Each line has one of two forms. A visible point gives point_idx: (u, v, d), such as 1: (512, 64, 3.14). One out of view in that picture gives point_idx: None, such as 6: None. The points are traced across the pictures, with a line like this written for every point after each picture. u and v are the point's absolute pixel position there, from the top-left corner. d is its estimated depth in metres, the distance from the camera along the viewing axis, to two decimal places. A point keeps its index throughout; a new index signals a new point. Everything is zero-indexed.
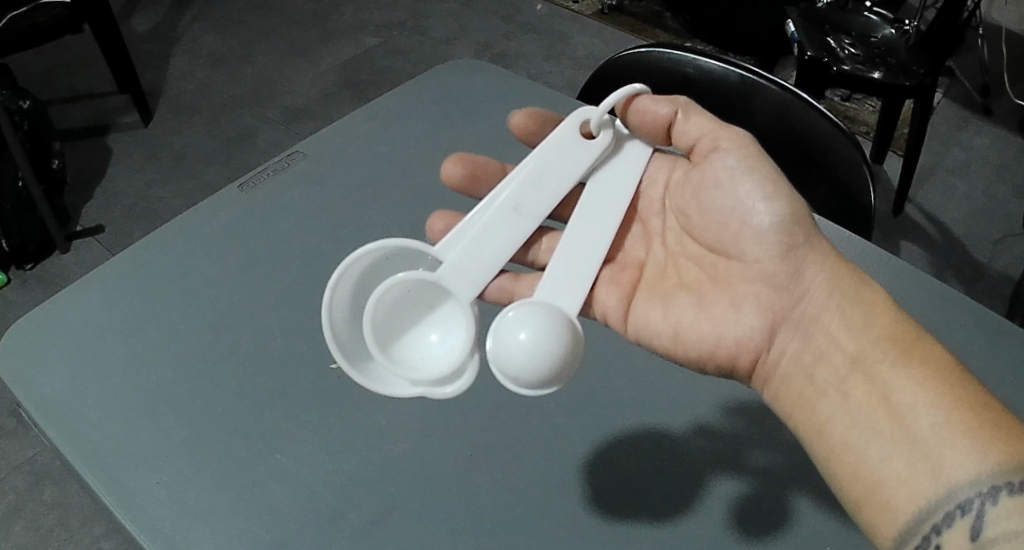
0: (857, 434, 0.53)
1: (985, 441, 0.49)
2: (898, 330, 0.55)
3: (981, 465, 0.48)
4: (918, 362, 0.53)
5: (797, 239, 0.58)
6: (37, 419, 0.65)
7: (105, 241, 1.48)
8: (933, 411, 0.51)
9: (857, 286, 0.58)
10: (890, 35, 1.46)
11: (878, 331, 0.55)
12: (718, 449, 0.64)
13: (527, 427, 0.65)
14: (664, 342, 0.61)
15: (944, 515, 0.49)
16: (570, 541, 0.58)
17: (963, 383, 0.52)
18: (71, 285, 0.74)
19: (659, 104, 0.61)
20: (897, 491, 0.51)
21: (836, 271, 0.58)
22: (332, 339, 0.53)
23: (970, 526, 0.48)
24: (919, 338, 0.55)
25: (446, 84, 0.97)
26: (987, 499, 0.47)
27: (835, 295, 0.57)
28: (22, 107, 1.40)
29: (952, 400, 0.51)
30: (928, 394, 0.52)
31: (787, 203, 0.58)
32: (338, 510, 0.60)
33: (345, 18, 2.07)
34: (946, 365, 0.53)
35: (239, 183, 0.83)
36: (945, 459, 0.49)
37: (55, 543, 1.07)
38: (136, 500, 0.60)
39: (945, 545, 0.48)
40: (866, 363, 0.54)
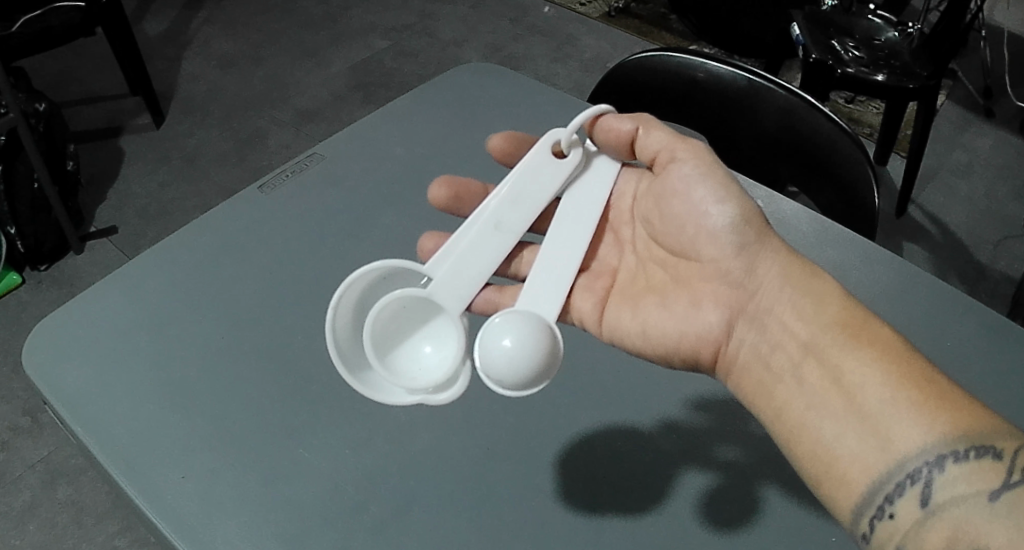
0: (809, 416, 0.54)
1: (929, 413, 0.50)
2: (846, 314, 0.56)
3: (926, 436, 0.50)
4: (865, 343, 0.54)
5: (749, 234, 0.60)
6: (63, 416, 0.67)
7: (119, 242, 1.50)
8: (880, 389, 0.52)
9: (808, 274, 0.59)
10: (894, 38, 1.48)
11: (828, 317, 0.56)
12: (685, 445, 0.65)
13: (538, 425, 0.66)
14: (635, 342, 0.63)
15: (895, 485, 0.50)
16: (584, 536, 0.60)
17: (909, 361, 0.53)
18: (92, 286, 0.76)
19: (622, 123, 0.62)
20: (850, 466, 0.52)
21: (786, 260, 0.60)
22: (335, 353, 0.55)
23: (920, 493, 0.50)
24: (866, 320, 0.56)
25: (460, 87, 0.99)
26: (934, 468, 0.49)
27: (787, 284, 0.59)
28: (38, 109, 1.42)
29: (897, 377, 0.52)
30: (875, 374, 0.53)
31: (739, 204, 0.60)
32: (361, 503, 0.61)
33: (355, 20, 2.09)
34: (893, 345, 0.54)
35: (259, 184, 0.85)
36: (893, 433, 0.51)
37: (69, 541, 1.09)
38: (162, 494, 0.61)
39: (898, 513, 0.50)
40: (817, 350, 0.56)
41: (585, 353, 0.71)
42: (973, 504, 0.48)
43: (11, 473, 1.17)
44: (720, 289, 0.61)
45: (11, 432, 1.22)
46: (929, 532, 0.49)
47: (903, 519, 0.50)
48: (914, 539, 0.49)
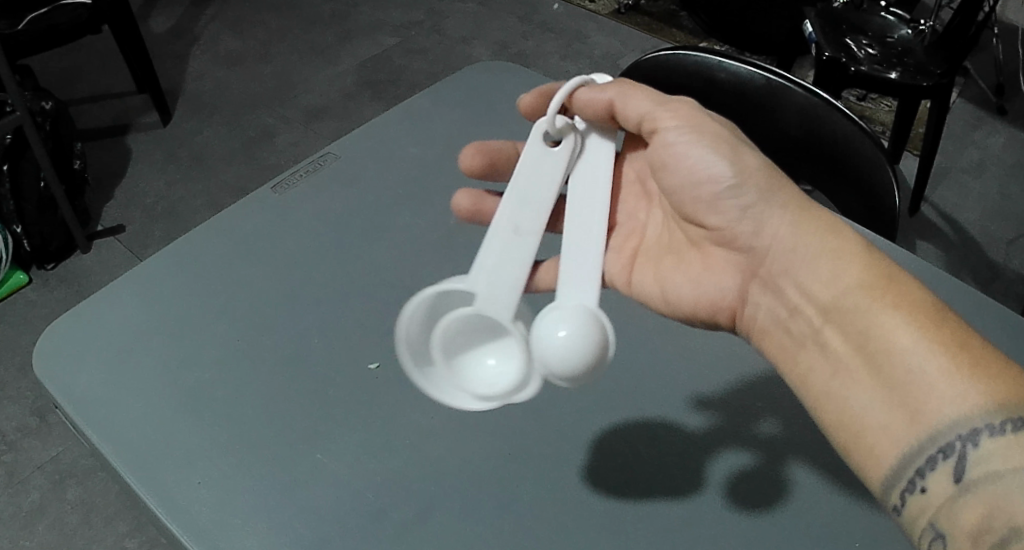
0: (834, 384, 0.53)
1: (957, 382, 0.47)
2: (865, 277, 0.53)
3: (955, 407, 0.47)
4: (887, 308, 0.51)
5: (755, 196, 0.57)
6: (77, 422, 0.65)
7: (127, 241, 1.49)
8: (903, 358, 0.49)
9: (825, 233, 0.55)
10: (907, 36, 1.47)
11: (847, 280, 0.53)
12: (720, 426, 0.65)
13: (563, 426, 0.65)
14: (658, 305, 0.64)
15: (927, 458, 0.48)
16: (610, 542, 0.58)
17: (934, 323, 0.49)
18: (104, 290, 0.75)
19: (595, 99, 0.58)
20: (878, 439, 0.50)
21: (799, 217, 0.56)
22: (412, 360, 0.55)
23: (954, 468, 0.47)
24: (888, 282, 0.52)
25: (476, 86, 0.98)
26: (967, 443, 0.46)
27: (800, 247, 0.55)
28: (44, 107, 1.40)
29: (922, 344, 0.49)
30: (898, 341, 0.50)
31: (740, 165, 0.57)
32: (381, 509, 0.60)
33: (363, 18, 2.08)
34: (919, 307, 0.50)
35: (272, 184, 0.85)
36: (921, 404, 0.48)
37: (79, 542, 1.08)
38: (178, 500, 0.60)
39: (930, 487, 0.48)
40: (837, 316, 0.53)
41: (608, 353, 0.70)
42: (1010, 480, 0.44)
43: (19, 474, 1.16)
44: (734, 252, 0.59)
45: (18, 432, 1.21)
46: (962, 509, 0.46)
47: (935, 494, 0.47)
48: (947, 514, 0.47)
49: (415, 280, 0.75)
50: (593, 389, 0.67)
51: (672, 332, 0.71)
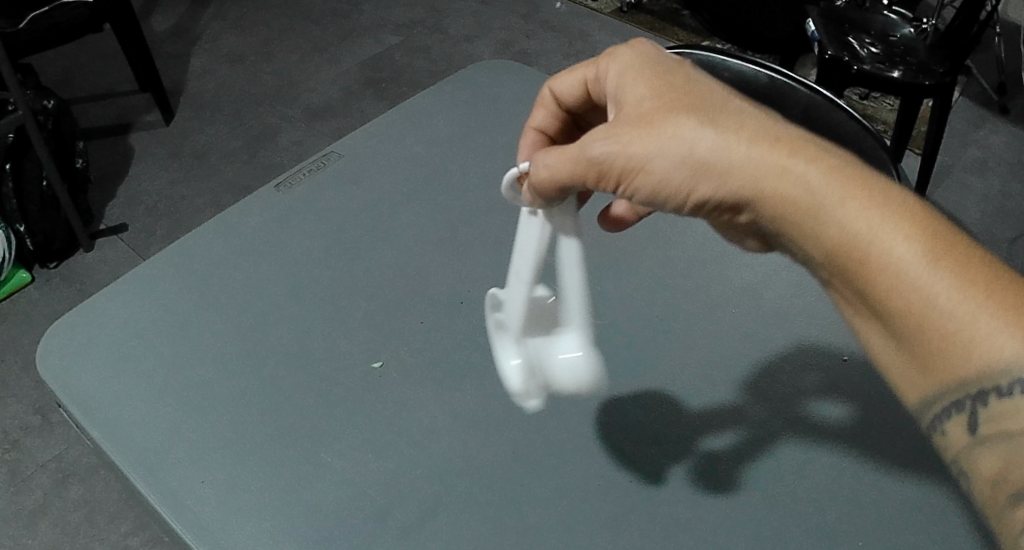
0: (850, 335, 0.44)
1: (971, 340, 0.39)
2: (852, 228, 0.41)
3: (973, 369, 0.39)
4: (882, 269, 0.40)
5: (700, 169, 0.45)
6: (81, 421, 0.65)
7: (128, 240, 1.49)
8: (904, 323, 0.40)
9: (790, 180, 0.43)
10: (909, 35, 1.47)
11: (830, 241, 0.42)
12: (716, 410, 0.66)
13: (566, 425, 0.65)
14: None
15: (941, 408, 0.41)
16: (613, 542, 0.58)
17: (937, 277, 0.39)
18: (108, 290, 0.75)
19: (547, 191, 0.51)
20: (898, 386, 0.43)
21: (754, 171, 0.44)
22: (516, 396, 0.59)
23: (968, 420, 0.41)
24: (881, 226, 0.41)
25: (480, 86, 0.98)
26: (980, 399, 0.40)
27: (769, 205, 0.44)
28: (46, 106, 1.40)
29: (927, 306, 0.39)
30: (900, 306, 0.40)
31: (685, 155, 0.45)
32: (384, 508, 0.60)
33: (365, 17, 2.08)
34: (916, 262, 0.40)
35: (275, 184, 0.85)
36: (937, 365, 0.40)
37: (82, 540, 1.09)
38: (182, 499, 0.60)
39: (947, 431, 0.42)
40: (832, 273, 0.43)
41: (611, 354, 0.70)
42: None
43: (22, 472, 1.16)
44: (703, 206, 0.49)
45: (21, 431, 1.21)
46: (981, 458, 0.41)
47: (954, 439, 0.42)
48: (967, 457, 0.42)
49: (417, 280, 0.75)
50: (596, 387, 0.67)
51: (676, 333, 0.71)
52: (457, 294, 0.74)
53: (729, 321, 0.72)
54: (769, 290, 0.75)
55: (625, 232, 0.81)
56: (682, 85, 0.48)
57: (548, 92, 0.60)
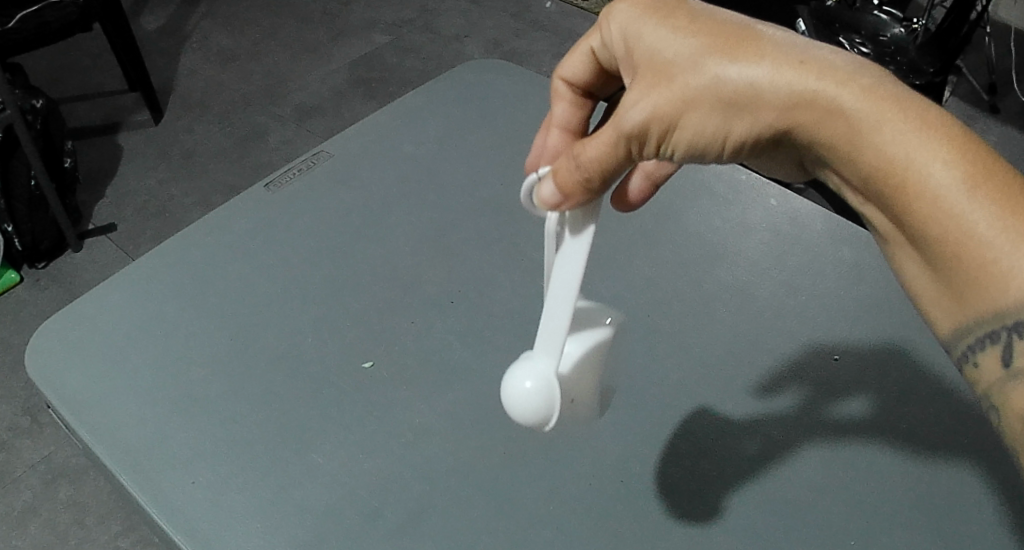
0: (891, 257, 0.46)
1: (1007, 267, 0.40)
2: (889, 153, 0.43)
3: (1009, 295, 0.40)
4: (919, 194, 0.42)
5: (736, 106, 0.45)
6: (69, 420, 0.65)
7: (118, 240, 1.48)
8: (940, 250, 0.41)
9: (828, 108, 0.44)
10: (900, 35, 1.43)
11: (870, 166, 0.43)
12: (698, 407, 0.66)
13: (558, 423, 0.65)
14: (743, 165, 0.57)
15: (976, 338, 0.43)
16: (605, 541, 0.58)
17: (972, 202, 0.40)
18: (97, 289, 0.75)
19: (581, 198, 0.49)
20: (933, 310, 0.44)
21: (791, 101, 0.44)
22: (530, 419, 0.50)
23: (1002, 352, 0.42)
24: (917, 152, 0.42)
25: (470, 84, 0.98)
26: (1014, 332, 0.41)
27: (807, 133, 0.45)
28: (35, 106, 1.38)
29: (963, 232, 0.40)
30: (934, 232, 0.41)
31: (709, 96, 0.46)
32: (375, 508, 0.59)
33: (355, 16, 2.07)
34: (954, 186, 0.41)
35: (265, 183, 0.84)
36: (969, 291, 0.41)
37: (71, 542, 1.08)
38: (171, 499, 0.60)
39: (982, 363, 0.43)
40: (874, 197, 0.45)
41: None
42: None
43: (11, 473, 1.15)
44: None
45: (10, 432, 1.20)
46: (1013, 391, 0.42)
47: (986, 370, 0.43)
48: (1000, 391, 0.43)
49: (407, 280, 0.75)
50: None
51: (667, 333, 0.71)
52: (449, 294, 0.74)
53: (719, 319, 0.73)
54: (760, 291, 0.75)
55: (616, 231, 0.81)
56: (715, 11, 0.48)
57: (560, 84, 0.59)
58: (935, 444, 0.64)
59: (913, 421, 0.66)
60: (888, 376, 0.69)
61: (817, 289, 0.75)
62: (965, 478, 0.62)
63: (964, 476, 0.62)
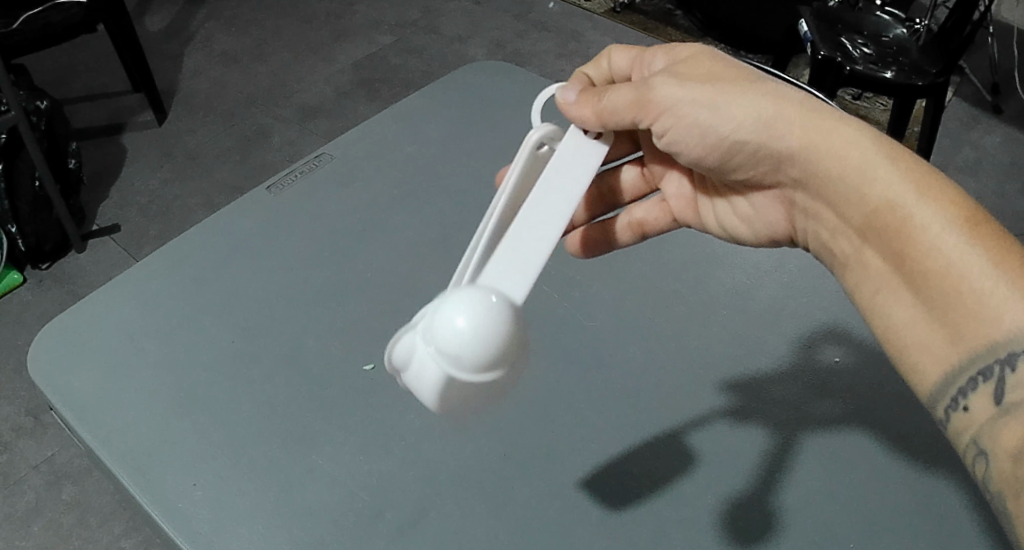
0: (877, 299, 0.50)
1: (996, 302, 0.44)
2: (898, 186, 0.48)
3: (1002, 325, 0.43)
4: (922, 228, 0.47)
5: (766, 124, 0.53)
6: (71, 421, 0.65)
7: (122, 240, 1.49)
8: (937, 280, 0.46)
9: (847, 145, 0.50)
10: (902, 35, 1.47)
11: (877, 197, 0.49)
12: (694, 409, 0.66)
13: (557, 425, 0.65)
14: (724, 237, 0.64)
15: (968, 378, 0.45)
16: (604, 542, 0.59)
17: (970, 239, 0.45)
18: (100, 290, 0.75)
19: (583, 116, 0.54)
20: (921, 358, 0.47)
21: (815, 134, 0.51)
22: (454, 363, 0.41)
23: (995, 389, 0.44)
24: (921, 196, 0.47)
25: (471, 85, 0.98)
26: (1007, 364, 0.43)
27: (825, 162, 0.51)
28: (39, 107, 1.39)
29: (958, 264, 0.45)
30: (932, 262, 0.46)
31: (743, 102, 0.53)
32: (376, 510, 0.60)
33: (358, 16, 2.08)
34: (952, 219, 0.46)
35: (267, 185, 0.85)
36: (961, 324, 0.45)
37: (74, 542, 1.08)
38: (172, 501, 0.60)
39: (973, 405, 0.45)
40: (871, 231, 0.50)
41: (602, 357, 0.70)
42: None
43: (15, 473, 1.16)
44: (756, 174, 0.57)
45: (13, 433, 1.21)
46: (1005, 428, 0.43)
47: (977, 412, 0.45)
48: (989, 432, 0.44)
49: (408, 281, 0.75)
50: (587, 388, 0.67)
51: (668, 335, 0.72)
52: None
53: (719, 322, 0.73)
54: (759, 293, 0.76)
55: None
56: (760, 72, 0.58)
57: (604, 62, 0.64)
58: (935, 447, 0.64)
59: (913, 425, 0.66)
60: (890, 381, 0.69)
61: (818, 292, 0.76)
62: (964, 480, 0.62)
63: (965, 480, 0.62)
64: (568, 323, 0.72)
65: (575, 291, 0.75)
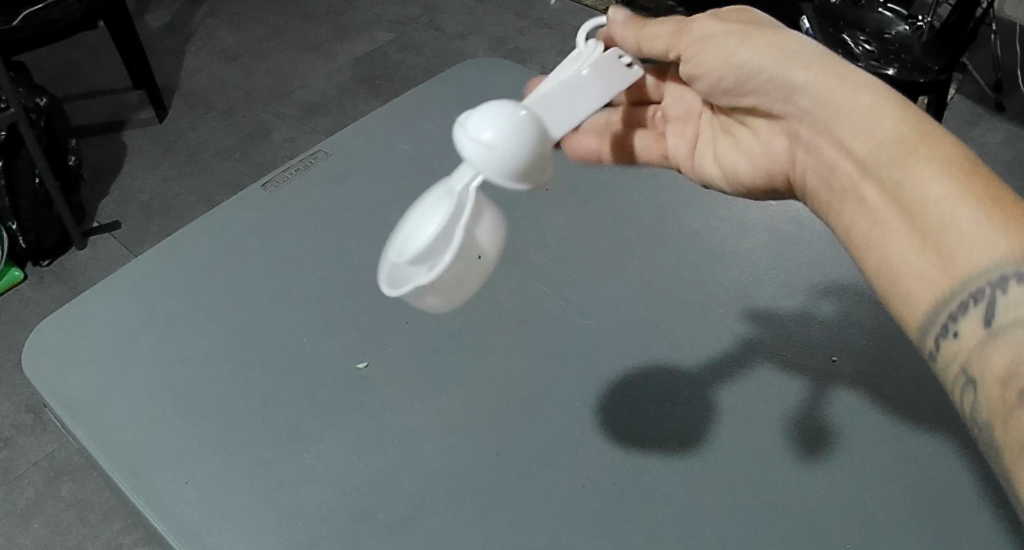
0: (871, 230, 0.45)
1: (995, 234, 0.40)
2: (904, 125, 0.44)
3: (999, 254, 0.39)
4: (920, 160, 0.43)
5: (785, 56, 0.48)
6: (66, 419, 0.65)
7: (122, 237, 1.49)
8: (937, 210, 0.41)
9: (855, 83, 0.46)
10: (904, 32, 1.46)
11: (881, 132, 0.44)
12: (687, 404, 0.66)
13: (553, 424, 0.65)
14: (719, 185, 0.58)
15: (959, 303, 0.40)
16: (598, 542, 0.58)
17: (971, 176, 0.41)
18: (95, 288, 0.75)
19: (625, 37, 0.53)
20: (913, 287, 0.42)
21: (827, 66, 0.47)
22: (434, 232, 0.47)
23: (985, 313, 0.39)
24: (922, 134, 0.43)
25: (469, 82, 0.98)
26: (998, 288, 0.39)
27: (831, 95, 0.46)
28: (39, 104, 1.39)
29: (955, 197, 0.41)
30: (931, 192, 0.42)
31: (766, 39, 0.49)
32: (368, 509, 0.60)
33: (360, 13, 2.08)
34: (957, 156, 0.42)
35: (263, 183, 0.85)
36: (955, 253, 0.41)
37: (74, 538, 1.09)
38: (165, 499, 0.60)
39: (962, 331, 0.40)
40: (873, 162, 0.45)
41: (597, 356, 0.70)
42: None
43: (15, 470, 1.16)
44: (755, 107, 0.51)
45: (13, 429, 1.21)
46: (993, 353, 0.39)
47: (966, 337, 0.40)
48: (976, 358, 0.40)
49: None
50: (583, 385, 0.67)
51: (664, 332, 0.71)
52: None
53: (717, 317, 0.73)
54: (757, 290, 0.75)
55: (614, 230, 0.81)
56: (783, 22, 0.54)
57: None
58: (935, 446, 0.63)
59: (913, 423, 0.65)
60: (889, 379, 0.68)
61: (817, 289, 0.75)
62: (963, 478, 0.62)
63: (965, 478, 0.61)
64: (564, 322, 0.72)
65: (572, 290, 0.75)
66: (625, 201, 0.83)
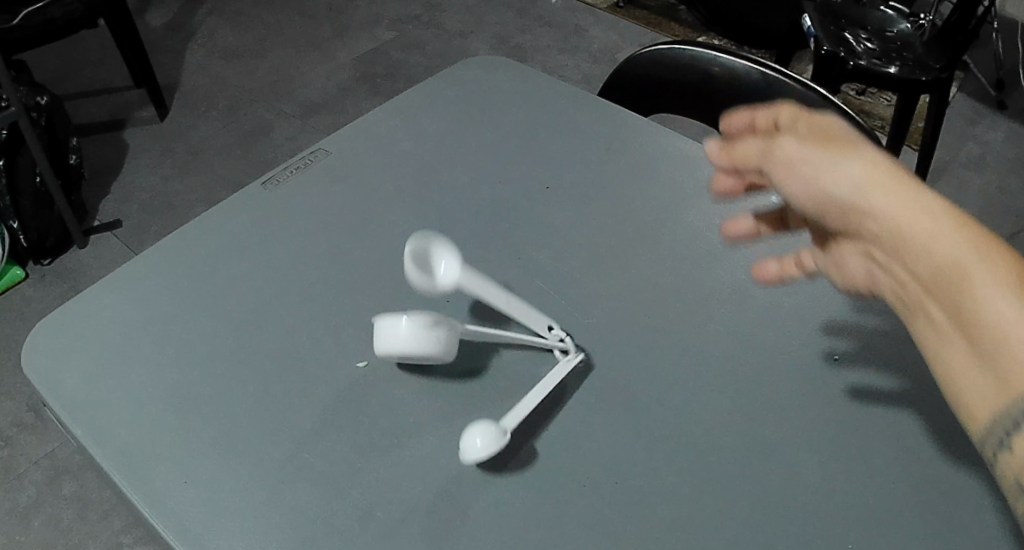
0: (936, 348, 0.46)
1: None
2: (960, 249, 0.45)
3: None
4: (978, 286, 0.43)
5: (860, 184, 0.49)
6: (64, 418, 0.65)
7: (123, 236, 1.49)
8: (990, 335, 0.42)
9: (919, 206, 0.47)
10: (906, 30, 1.46)
11: (940, 256, 0.45)
12: (689, 405, 0.66)
13: (554, 424, 0.65)
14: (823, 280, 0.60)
15: (1013, 423, 0.42)
16: (598, 543, 0.58)
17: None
18: (94, 287, 0.75)
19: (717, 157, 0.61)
20: (973, 404, 0.44)
21: (894, 193, 0.48)
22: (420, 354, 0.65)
23: None
24: (983, 259, 0.44)
25: (470, 80, 0.98)
26: None
27: (897, 219, 0.48)
28: (40, 102, 1.39)
29: (1010, 322, 0.42)
30: (985, 315, 0.43)
31: (839, 163, 0.50)
32: (368, 510, 0.60)
33: (360, 11, 2.08)
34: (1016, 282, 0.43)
35: (262, 181, 0.84)
36: (1011, 378, 0.42)
37: (74, 537, 1.09)
38: (165, 500, 0.60)
39: (1015, 448, 0.42)
40: (934, 287, 0.46)
41: (598, 355, 0.69)
42: None
43: (16, 469, 1.17)
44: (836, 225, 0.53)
45: (14, 428, 1.21)
46: None
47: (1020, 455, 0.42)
48: None
49: (404, 279, 0.75)
50: (584, 385, 0.67)
51: (664, 332, 0.71)
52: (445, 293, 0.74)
53: (718, 317, 0.72)
54: (758, 290, 0.75)
55: (616, 229, 0.80)
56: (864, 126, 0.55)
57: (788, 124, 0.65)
58: (932, 448, 0.64)
59: (911, 424, 0.65)
60: (889, 381, 0.68)
61: (819, 288, 0.75)
62: (959, 481, 0.62)
63: (961, 482, 0.62)
64: (565, 321, 0.72)
65: (574, 289, 0.75)
66: (626, 200, 0.83)
